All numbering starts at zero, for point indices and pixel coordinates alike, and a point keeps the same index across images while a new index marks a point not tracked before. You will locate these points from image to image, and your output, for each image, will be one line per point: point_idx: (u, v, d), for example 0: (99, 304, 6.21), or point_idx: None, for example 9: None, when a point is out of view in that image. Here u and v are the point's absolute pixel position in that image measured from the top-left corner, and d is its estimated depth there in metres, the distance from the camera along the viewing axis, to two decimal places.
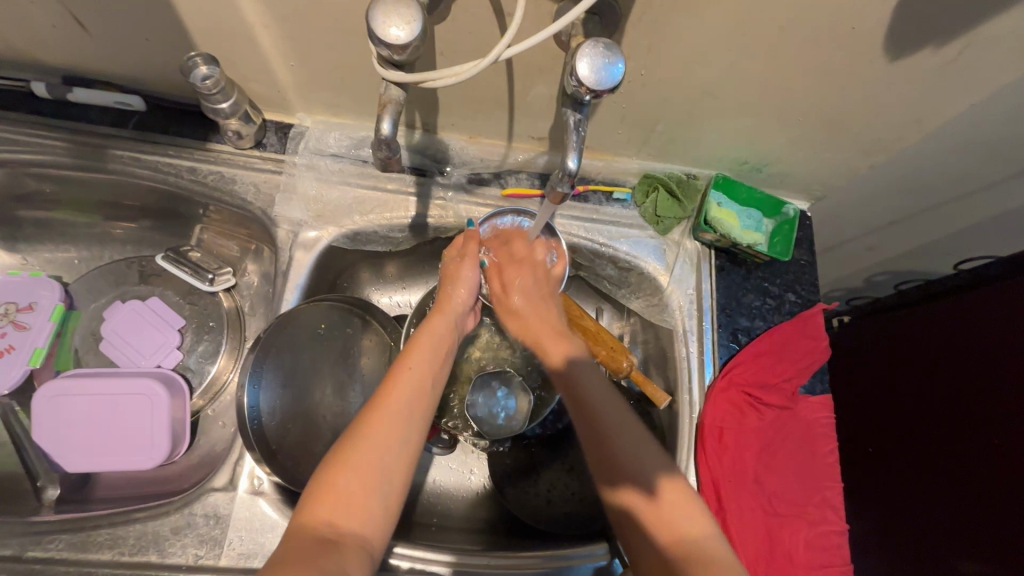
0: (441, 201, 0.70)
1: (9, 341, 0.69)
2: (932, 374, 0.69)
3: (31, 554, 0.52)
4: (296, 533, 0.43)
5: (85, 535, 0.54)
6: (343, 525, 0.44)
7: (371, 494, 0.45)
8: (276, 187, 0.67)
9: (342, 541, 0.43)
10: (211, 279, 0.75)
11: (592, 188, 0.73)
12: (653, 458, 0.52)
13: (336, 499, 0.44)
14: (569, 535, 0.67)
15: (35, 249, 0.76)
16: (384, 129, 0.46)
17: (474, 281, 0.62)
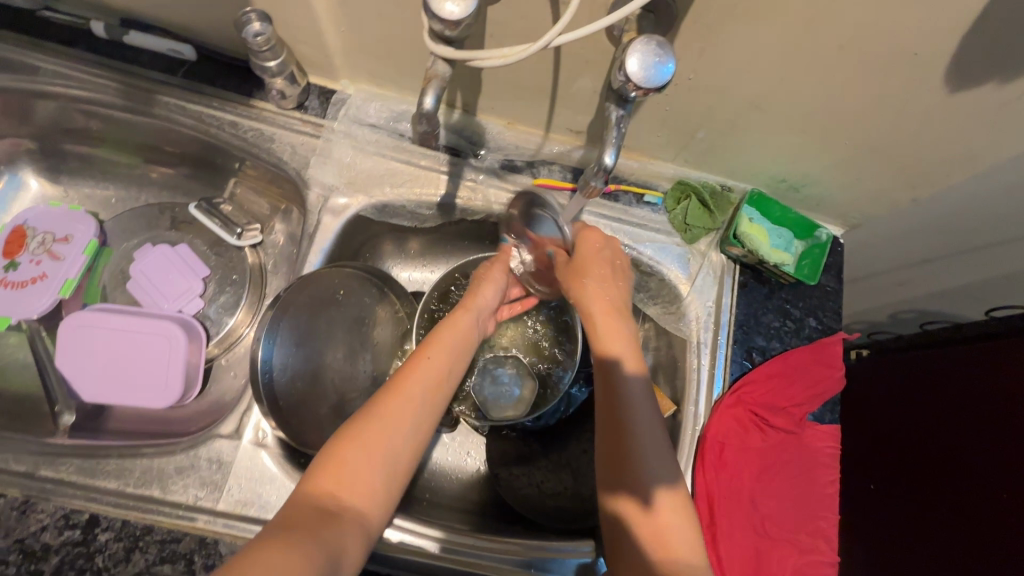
0: (472, 183, 0.69)
1: (43, 268, 0.71)
2: (941, 427, 0.68)
3: (43, 473, 0.54)
4: (299, 498, 0.44)
5: (94, 462, 0.55)
6: (346, 499, 0.45)
7: (377, 474, 0.47)
8: (312, 150, 0.68)
9: (343, 512, 0.44)
10: (239, 234, 0.77)
11: (623, 188, 0.72)
12: (663, 474, 0.52)
13: (343, 470, 0.46)
14: (555, 525, 0.67)
15: (77, 184, 0.78)
16: (426, 103, 0.47)
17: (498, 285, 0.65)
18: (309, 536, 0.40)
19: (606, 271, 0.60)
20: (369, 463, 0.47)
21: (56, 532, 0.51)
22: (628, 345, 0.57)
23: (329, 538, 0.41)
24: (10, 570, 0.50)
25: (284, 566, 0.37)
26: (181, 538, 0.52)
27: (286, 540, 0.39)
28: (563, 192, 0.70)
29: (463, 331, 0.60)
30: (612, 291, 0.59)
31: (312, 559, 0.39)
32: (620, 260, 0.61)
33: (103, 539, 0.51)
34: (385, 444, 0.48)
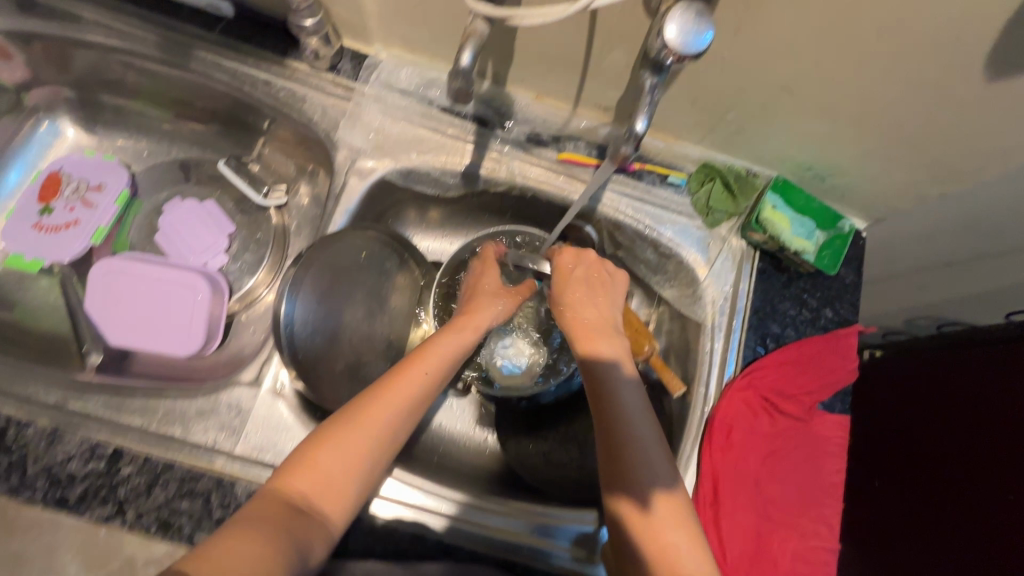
0: (497, 155, 0.70)
1: (77, 215, 0.73)
2: (948, 447, 0.67)
3: (72, 405, 0.56)
4: (269, 494, 0.46)
5: (121, 400, 0.57)
6: (311, 499, 0.46)
7: (345, 478, 0.48)
8: (342, 112, 0.69)
9: (310, 513, 0.46)
10: (266, 193, 0.78)
11: (648, 167, 0.72)
12: (662, 478, 0.50)
13: (314, 473, 0.47)
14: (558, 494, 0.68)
15: (113, 135, 0.80)
16: (463, 60, 0.47)
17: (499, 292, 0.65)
18: (273, 535, 0.42)
19: (588, 284, 0.62)
20: (341, 468, 0.48)
21: (81, 462, 0.53)
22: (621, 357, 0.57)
23: (294, 539, 0.43)
24: (37, 496, 0.52)
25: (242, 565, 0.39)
26: (199, 477, 0.54)
27: (248, 540, 0.41)
28: (587, 168, 0.70)
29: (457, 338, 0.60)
30: (603, 311, 0.61)
31: (272, 560, 0.41)
32: (596, 270, 0.64)
33: (125, 472, 0.53)
34: (360, 452, 0.49)
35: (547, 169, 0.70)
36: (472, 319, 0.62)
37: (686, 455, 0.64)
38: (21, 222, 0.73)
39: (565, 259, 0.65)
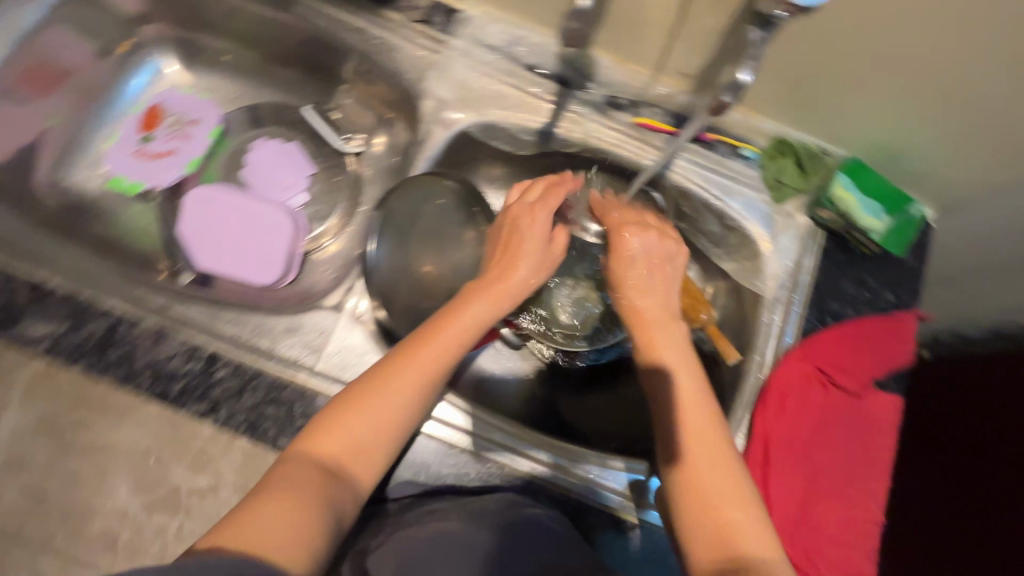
0: (575, 115, 0.72)
1: (175, 144, 0.79)
2: (960, 438, 0.66)
3: (176, 310, 0.60)
4: (297, 459, 0.49)
5: (217, 310, 0.61)
6: (343, 463, 0.49)
7: (375, 442, 0.50)
8: (431, 64, 0.72)
9: (339, 476, 0.49)
10: (346, 140, 0.82)
11: (721, 138, 0.73)
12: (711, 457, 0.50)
13: (339, 441, 0.49)
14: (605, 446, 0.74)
15: (207, 75, 0.84)
16: None
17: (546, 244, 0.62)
18: (306, 501, 0.45)
19: (650, 275, 0.61)
20: (366, 435, 0.50)
21: (183, 360, 0.58)
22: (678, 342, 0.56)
23: (326, 500, 0.46)
24: (143, 387, 0.57)
25: (276, 528, 0.43)
26: (286, 387, 0.58)
27: (279, 504, 0.44)
28: (662, 134, 0.72)
29: (488, 302, 0.58)
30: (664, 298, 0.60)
31: (305, 521, 0.44)
32: (658, 254, 0.61)
33: (221, 375, 0.58)
34: (384, 420, 0.51)
35: (622, 133, 0.72)
36: (511, 282, 0.59)
37: (738, 418, 0.66)
38: (124, 148, 0.79)
39: (629, 239, 0.62)
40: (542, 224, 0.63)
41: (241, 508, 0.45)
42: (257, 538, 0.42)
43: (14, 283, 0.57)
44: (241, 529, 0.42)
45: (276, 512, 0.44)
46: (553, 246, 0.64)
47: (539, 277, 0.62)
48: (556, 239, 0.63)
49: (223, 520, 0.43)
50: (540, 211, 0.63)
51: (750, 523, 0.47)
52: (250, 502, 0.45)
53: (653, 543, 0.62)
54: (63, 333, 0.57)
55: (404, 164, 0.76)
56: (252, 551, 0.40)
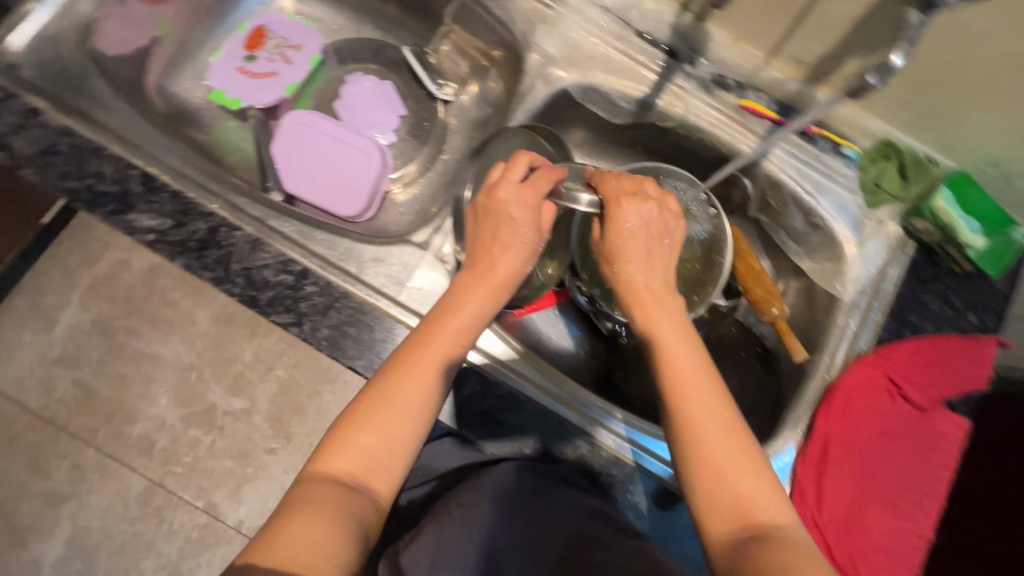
0: (678, 90, 0.72)
1: (276, 67, 0.81)
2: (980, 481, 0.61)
3: (272, 223, 0.62)
4: (312, 479, 0.47)
5: (309, 230, 0.63)
6: (361, 479, 0.47)
7: (391, 447, 0.48)
8: (541, 18, 0.71)
9: (359, 489, 0.47)
10: (439, 85, 0.83)
11: (823, 132, 0.71)
12: (734, 464, 0.46)
13: (352, 452, 0.48)
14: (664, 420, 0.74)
15: (313, 3, 0.86)
16: None
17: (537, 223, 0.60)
18: (331, 524, 0.43)
19: (643, 246, 0.58)
20: (377, 439, 0.48)
21: (275, 271, 0.59)
22: (674, 321, 0.54)
23: (351, 515, 0.45)
24: (236, 289, 0.58)
25: (312, 545, 0.42)
26: (369, 311, 0.60)
27: (308, 522, 0.43)
28: (763, 120, 0.72)
29: (489, 289, 0.56)
30: (648, 276, 0.57)
31: (336, 542, 0.43)
32: (656, 232, 0.59)
33: (309, 290, 0.59)
34: (395, 420, 0.49)
35: (724, 114, 0.72)
36: (504, 275, 0.57)
37: (798, 413, 0.67)
38: (228, 64, 0.80)
39: (624, 211, 0.59)
40: (533, 205, 0.60)
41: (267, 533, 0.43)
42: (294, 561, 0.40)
43: (127, 173, 0.59)
44: (277, 550, 0.41)
45: (307, 531, 0.43)
46: (542, 234, 0.61)
47: (528, 265, 0.59)
48: (543, 221, 0.60)
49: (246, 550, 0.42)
50: (529, 190, 0.60)
51: (773, 501, 0.45)
52: (275, 527, 0.43)
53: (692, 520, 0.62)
54: (169, 229, 0.58)
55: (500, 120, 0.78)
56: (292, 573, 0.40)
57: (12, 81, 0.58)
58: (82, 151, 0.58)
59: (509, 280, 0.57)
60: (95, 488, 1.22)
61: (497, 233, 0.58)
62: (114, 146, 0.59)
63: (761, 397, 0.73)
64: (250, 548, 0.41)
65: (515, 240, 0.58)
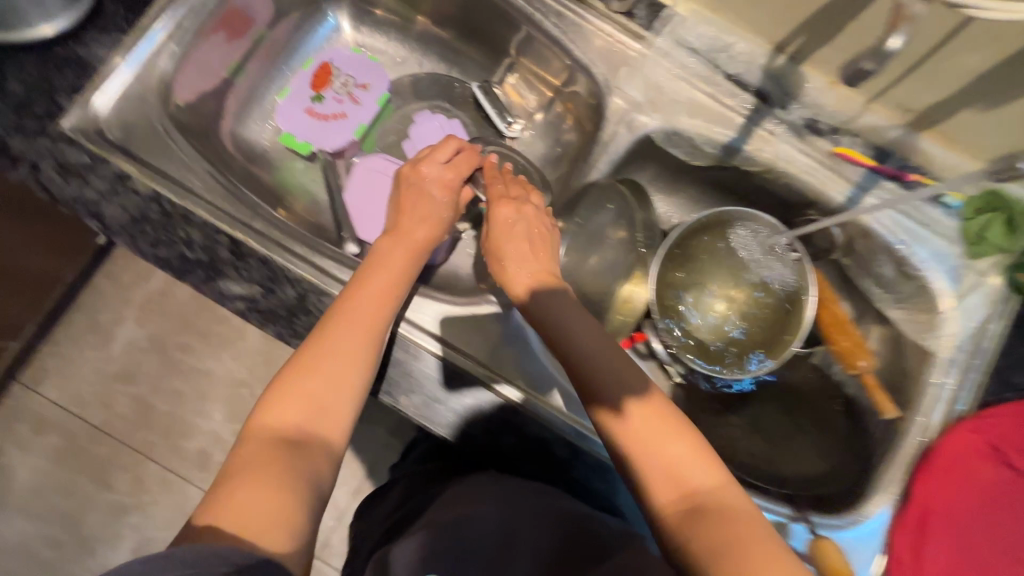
0: (766, 134, 0.68)
1: (345, 109, 0.80)
2: None
3: None
4: (254, 435, 0.48)
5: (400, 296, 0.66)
6: (309, 429, 0.49)
7: (332, 392, 0.51)
8: (624, 60, 0.68)
9: (306, 440, 0.48)
10: (509, 124, 0.82)
11: (924, 179, 0.66)
12: (636, 399, 0.53)
13: (296, 404, 0.49)
14: (755, 478, 0.70)
15: (375, 35, 0.84)
16: (890, 42, 0.39)
17: (438, 199, 0.68)
18: (275, 481, 0.44)
19: (527, 235, 0.66)
20: (318, 387, 0.50)
21: None
22: (547, 281, 0.62)
23: (300, 468, 0.46)
24: None
25: (260, 509, 0.42)
26: (456, 376, 0.62)
27: (256, 485, 0.43)
28: (858, 166, 0.67)
29: (408, 247, 0.63)
30: (535, 262, 0.64)
31: (283, 496, 0.43)
32: (535, 227, 0.67)
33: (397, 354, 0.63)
34: (337, 369, 0.52)
35: (816, 161, 0.68)
36: (419, 238, 0.65)
37: (892, 477, 0.65)
38: (295, 105, 0.79)
39: (502, 209, 0.68)
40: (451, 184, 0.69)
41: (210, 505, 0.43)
42: (246, 523, 0.41)
43: (216, 239, 0.58)
44: (226, 516, 0.41)
45: (256, 493, 0.43)
46: (456, 208, 0.70)
47: (440, 232, 0.67)
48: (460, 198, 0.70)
49: (192, 522, 0.42)
50: (446, 170, 0.69)
51: (695, 460, 0.50)
52: (222, 490, 0.44)
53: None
54: (258, 296, 0.59)
55: (572, 164, 0.79)
56: (241, 539, 0.40)
57: (102, 145, 0.58)
58: (172, 217, 0.58)
59: (425, 242, 0.65)
60: (155, 500, 1.23)
61: (415, 205, 0.67)
62: (202, 211, 0.58)
63: (847, 453, 0.70)
64: (194, 523, 0.41)
65: (431, 214, 0.67)
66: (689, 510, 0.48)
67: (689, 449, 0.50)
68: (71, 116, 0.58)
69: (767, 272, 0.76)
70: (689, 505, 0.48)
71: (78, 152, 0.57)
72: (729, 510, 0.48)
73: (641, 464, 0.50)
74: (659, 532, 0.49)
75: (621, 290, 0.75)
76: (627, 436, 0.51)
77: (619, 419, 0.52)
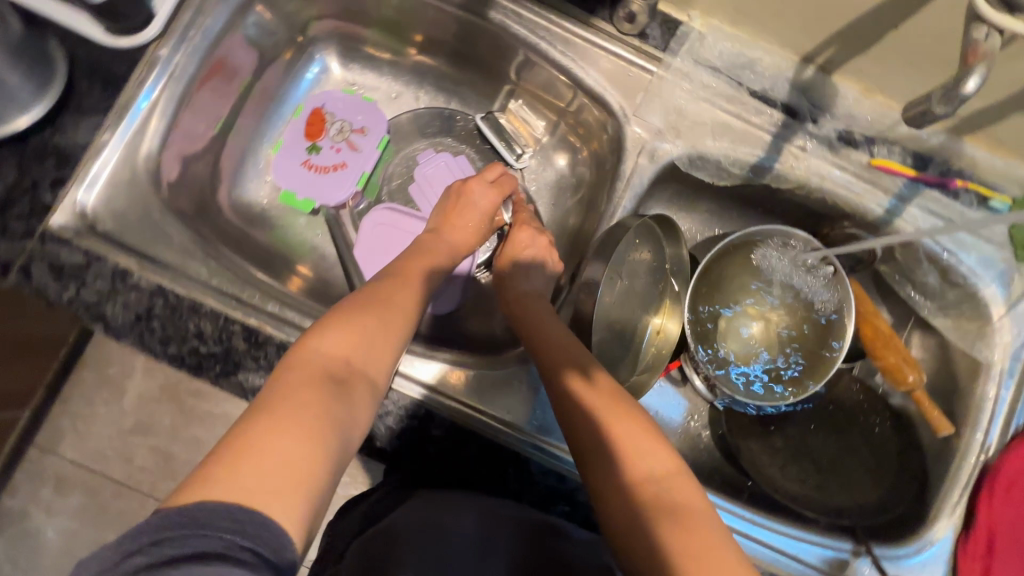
0: (799, 149, 0.63)
1: (343, 158, 0.76)
2: None
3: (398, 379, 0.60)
4: (297, 364, 0.46)
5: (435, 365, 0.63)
6: (355, 368, 0.48)
7: (385, 339, 0.51)
8: (641, 85, 0.64)
9: (350, 380, 0.47)
10: (518, 155, 0.78)
11: (968, 184, 0.62)
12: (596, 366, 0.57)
13: (348, 343, 0.49)
14: (817, 512, 0.66)
15: (366, 72, 0.79)
16: (965, 87, 0.40)
17: (485, 208, 0.68)
18: (319, 416, 0.43)
19: (531, 265, 0.69)
20: (370, 333, 0.50)
21: (397, 419, 0.57)
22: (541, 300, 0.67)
23: (341, 410, 0.44)
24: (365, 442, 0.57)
25: (293, 454, 0.39)
26: (502, 448, 0.58)
27: (290, 424, 0.41)
28: (897, 177, 0.63)
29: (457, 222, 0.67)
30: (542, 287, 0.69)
31: (325, 433, 0.42)
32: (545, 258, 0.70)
33: (437, 433, 0.58)
34: (390, 324, 0.53)
35: (852, 173, 0.63)
36: (456, 251, 0.66)
37: (954, 496, 0.63)
38: (290, 158, 0.76)
39: (522, 234, 0.70)
40: (492, 206, 0.69)
41: (221, 453, 0.38)
42: (265, 476, 0.37)
43: (228, 329, 0.54)
44: (244, 464, 0.38)
45: (286, 438, 0.40)
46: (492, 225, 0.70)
47: (475, 245, 0.69)
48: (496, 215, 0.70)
49: (201, 469, 0.37)
50: (494, 189, 0.69)
51: (645, 446, 0.50)
52: (252, 426, 0.40)
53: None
54: None
55: (589, 194, 0.74)
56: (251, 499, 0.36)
57: (96, 242, 0.55)
58: (179, 310, 0.54)
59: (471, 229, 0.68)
60: None
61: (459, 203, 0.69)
62: (210, 300, 0.55)
63: (901, 472, 0.68)
64: (193, 481, 0.36)
65: (470, 227, 0.68)
66: (639, 493, 0.48)
67: (641, 432, 0.51)
68: (58, 214, 0.55)
69: (810, 292, 0.71)
70: (637, 488, 0.48)
71: (72, 252, 0.54)
72: (682, 501, 0.47)
73: (596, 435, 0.51)
74: (609, 517, 0.49)
75: (648, 322, 0.69)
76: (590, 402, 0.53)
77: (587, 399, 0.54)
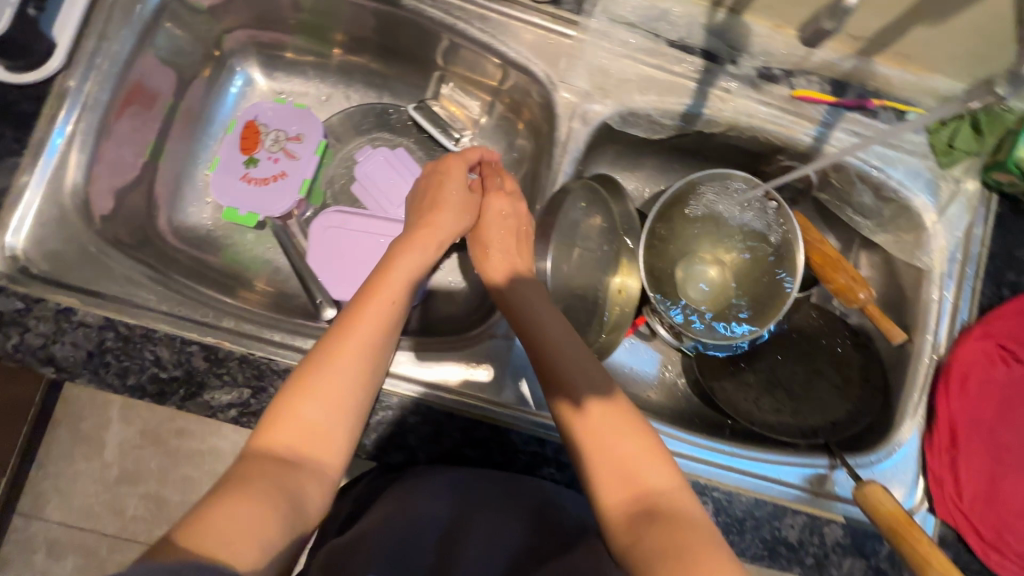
0: (723, 91, 0.65)
1: (282, 167, 0.76)
2: None
3: None
4: (249, 452, 0.44)
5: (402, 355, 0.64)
6: (308, 450, 0.45)
7: (343, 406, 0.47)
8: (562, 50, 0.65)
9: (301, 464, 0.45)
10: (457, 140, 0.78)
11: (884, 103, 0.65)
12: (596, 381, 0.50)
13: (299, 425, 0.46)
14: (790, 434, 0.69)
15: (292, 79, 0.79)
16: None
17: (458, 188, 0.65)
18: (266, 499, 0.40)
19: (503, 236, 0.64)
20: (324, 406, 0.46)
21: (372, 413, 0.57)
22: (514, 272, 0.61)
23: (289, 498, 0.42)
24: None
25: (241, 532, 0.37)
26: (479, 425, 0.58)
27: (239, 505, 0.39)
28: (820, 106, 0.65)
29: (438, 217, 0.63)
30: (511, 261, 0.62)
31: (274, 516, 0.40)
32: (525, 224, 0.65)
33: (412, 421, 0.58)
34: (348, 392, 0.48)
35: (778, 107, 0.65)
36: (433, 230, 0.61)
37: (915, 398, 0.66)
38: (228, 176, 0.75)
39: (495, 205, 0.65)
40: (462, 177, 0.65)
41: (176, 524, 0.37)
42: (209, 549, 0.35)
43: (186, 352, 0.53)
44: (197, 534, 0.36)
45: (233, 518, 0.37)
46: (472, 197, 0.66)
47: (461, 222, 0.63)
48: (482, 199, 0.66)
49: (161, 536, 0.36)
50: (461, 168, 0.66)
51: (645, 459, 0.46)
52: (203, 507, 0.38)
53: (770, 534, 0.60)
54: (249, 400, 0.53)
55: (533, 167, 0.75)
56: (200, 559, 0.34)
57: (34, 285, 0.53)
58: (132, 340, 0.53)
59: (457, 211, 0.63)
60: None
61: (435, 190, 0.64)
62: (162, 326, 0.54)
63: (866, 386, 0.70)
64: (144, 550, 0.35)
65: (454, 204, 0.64)
66: (629, 506, 0.44)
67: (640, 447, 0.47)
68: None
69: (756, 228, 0.73)
70: (636, 504, 0.44)
71: (9, 298, 0.52)
72: (683, 516, 0.43)
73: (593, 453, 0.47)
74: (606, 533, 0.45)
75: (611, 283, 0.69)
76: (588, 416, 0.48)
77: (584, 416, 0.48)
